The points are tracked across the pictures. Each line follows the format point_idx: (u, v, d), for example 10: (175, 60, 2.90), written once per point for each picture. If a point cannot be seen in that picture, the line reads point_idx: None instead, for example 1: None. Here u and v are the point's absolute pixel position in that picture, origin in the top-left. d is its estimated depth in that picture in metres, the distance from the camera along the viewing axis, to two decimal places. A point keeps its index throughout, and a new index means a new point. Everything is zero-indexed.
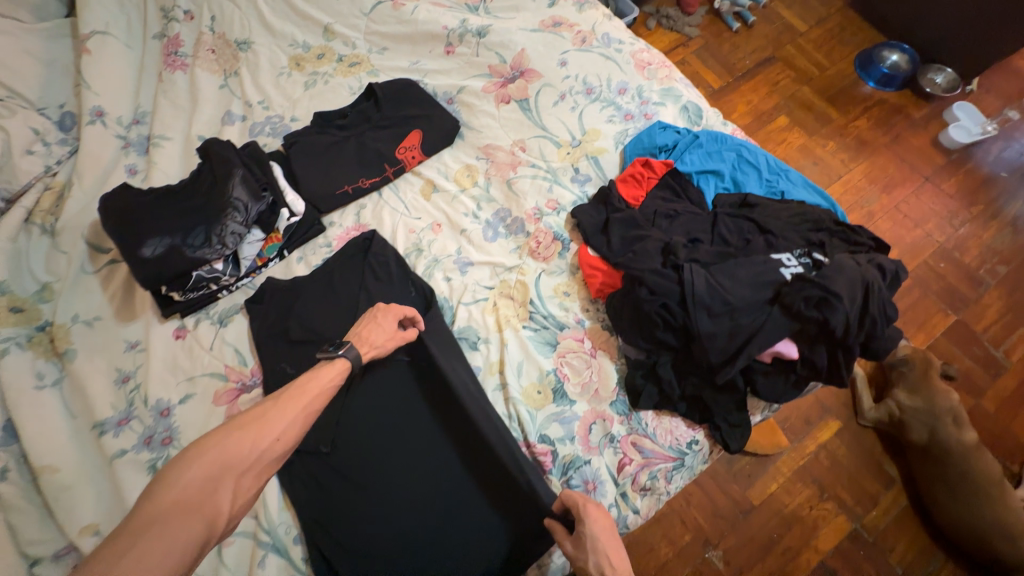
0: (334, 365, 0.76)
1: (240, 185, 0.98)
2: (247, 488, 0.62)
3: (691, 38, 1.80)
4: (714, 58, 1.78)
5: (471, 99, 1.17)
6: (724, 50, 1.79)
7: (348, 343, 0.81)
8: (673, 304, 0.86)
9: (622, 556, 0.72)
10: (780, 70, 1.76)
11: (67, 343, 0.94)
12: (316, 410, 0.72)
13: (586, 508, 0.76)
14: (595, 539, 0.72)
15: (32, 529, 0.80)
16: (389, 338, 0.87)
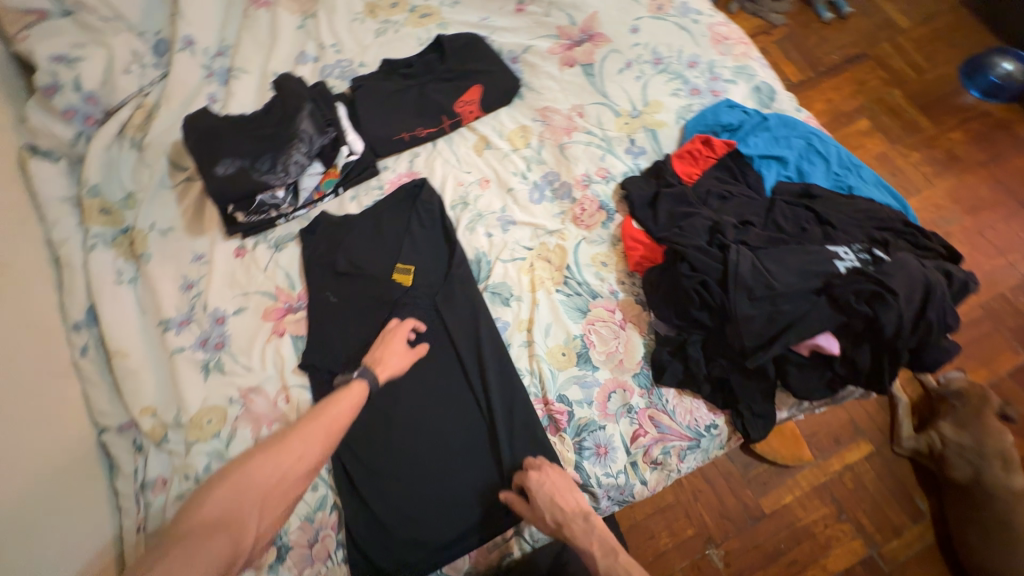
0: (350, 390, 0.81)
1: (307, 119, 1.06)
2: (272, 510, 0.67)
3: (776, 25, 1.70)
4: (797, 49, 1.67)
5: (536, 59, 1.16)
6: (811, 42, 1.67)
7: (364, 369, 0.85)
8: (713, 282, 0.84)
9: (573, 500, 0.78)
10: (870, 69, 1.62)
11: (144, 247, 1.04)
12: (338, 431, 0.77)
13: (528, 477, 0.79)
14: (544, 498, 0.77)
15: (103, 401, 0.92)
16: (403, 356, 0.90)
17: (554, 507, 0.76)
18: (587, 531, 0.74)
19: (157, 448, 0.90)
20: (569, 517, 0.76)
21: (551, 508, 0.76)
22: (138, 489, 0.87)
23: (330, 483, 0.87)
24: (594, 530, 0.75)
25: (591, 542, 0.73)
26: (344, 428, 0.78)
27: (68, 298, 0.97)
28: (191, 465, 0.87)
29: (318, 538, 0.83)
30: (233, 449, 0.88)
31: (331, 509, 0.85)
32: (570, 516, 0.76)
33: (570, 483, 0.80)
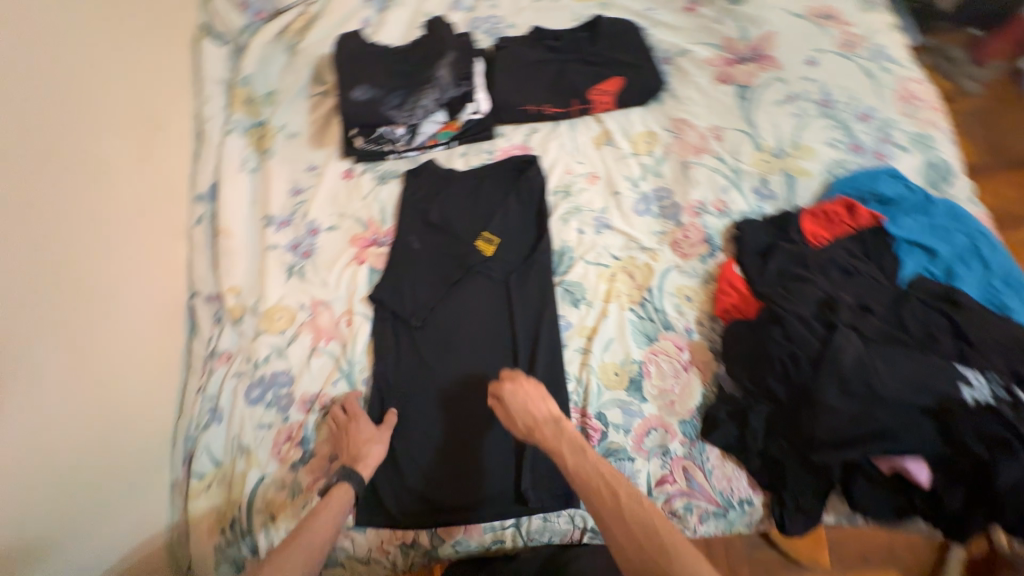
0: (331, 498, 0.74)
1: (447, 66, 1.07)
2: None
3: (968, 95, 1.47)
4: (989, 129, 1.43)
5: (690, 65, 1.08)
6: (1009, 126, 1.42)
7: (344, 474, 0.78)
8: (805, 358, 0.76)
9: (544, 409, 0.76)
10: None
11: (270, 145, 1.13)
12: (322, 548, 0.67)
13: (501, 388, 0.78)
14: (516, 408, 0.76)
15: (202, 269, 1.03)
16: (375, 433, 0.85)
17: (526, 417, 0.75)
18: (557, 435, 0.72)
19: (232, 325, 0.99)
20: (541, 423, 0.74)
21: (523, 416, 0.75)
22: (208, 354, 0.97)
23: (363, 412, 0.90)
24: (564, 434, 0.73)
25: (562, 444, 0.72)
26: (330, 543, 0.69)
27: (199, 171, 1.09)
28: (255, 351, 0.95)
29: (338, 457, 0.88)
30: (292, 349, 0.96)
31: None
32: (543, 422, 0.74)
33: (544, 393, 0.78)
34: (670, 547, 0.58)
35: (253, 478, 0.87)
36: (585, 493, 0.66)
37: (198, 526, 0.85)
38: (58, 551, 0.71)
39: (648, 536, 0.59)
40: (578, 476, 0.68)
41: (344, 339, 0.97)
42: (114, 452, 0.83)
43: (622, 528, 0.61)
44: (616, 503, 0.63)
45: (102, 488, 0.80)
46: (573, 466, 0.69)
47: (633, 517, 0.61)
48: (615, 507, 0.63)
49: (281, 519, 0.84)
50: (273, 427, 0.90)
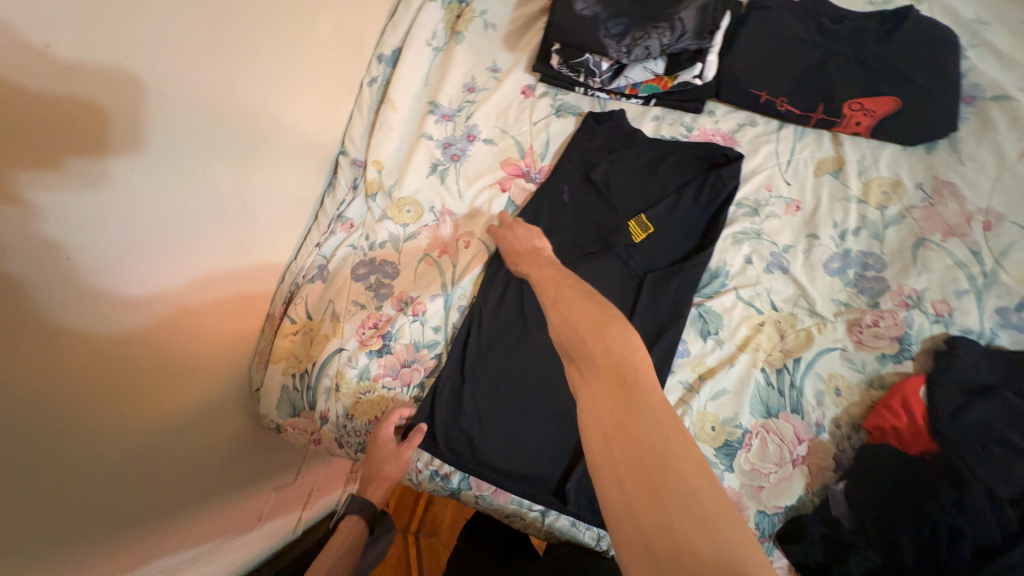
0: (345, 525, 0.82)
1: (694, 11, 0.87)
2: None
3: None
4: None
5: (1003, 117, 0.80)
6: None
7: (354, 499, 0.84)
8: (968, 540, 0.62)
9: (529, 241, 0.82)
10: None
11: (464, 28, 1.03)
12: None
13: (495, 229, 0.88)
14: (505, 240, 0.85)
15: (358, 132, 1.02)
16: (392, 458, 0.82)
17: (512, 247, 0.83)
18: (532, 261, 0.74)
19: (365, 197, 0.99)
20: (523, 256, 0.80)
21: (510, 248, 0.83)
22: (335, 216, 0.99)
23: (447, 338, 0.89)
24: (539, 256, 0.76)
25: (533, 267, 0.72)
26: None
27: (390, 31, 1.03)
28: (375, 232, 0.95)
29: (410, 365, 0.88)
30: (406, 246, 0.94)
31: (433, 355, 0.89)
32: (521, 252, 0.78)
33: (535, 232, 0.83)
34: (594, 317, 0.50)
35: (332, 347, 0.89)
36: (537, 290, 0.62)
37: (276, 362, 0.92)
38: (182, 339, 0.77)
39: (577, 310, 0.53)
40: (536, 279, 0.65)
41: (457, 258, 0.93)
42: (245, 273, 0.87)
43: (554, 306, 0.55)
44: (556, 293, 0.58)
45: (225, 301, 0.84)
46: (535, 274, 0.68)
47: (567, 300, 0.55)
48: (552, 297, 0.57)
49: (342, 393, 0.88)
50: (364, 309, 0.91)
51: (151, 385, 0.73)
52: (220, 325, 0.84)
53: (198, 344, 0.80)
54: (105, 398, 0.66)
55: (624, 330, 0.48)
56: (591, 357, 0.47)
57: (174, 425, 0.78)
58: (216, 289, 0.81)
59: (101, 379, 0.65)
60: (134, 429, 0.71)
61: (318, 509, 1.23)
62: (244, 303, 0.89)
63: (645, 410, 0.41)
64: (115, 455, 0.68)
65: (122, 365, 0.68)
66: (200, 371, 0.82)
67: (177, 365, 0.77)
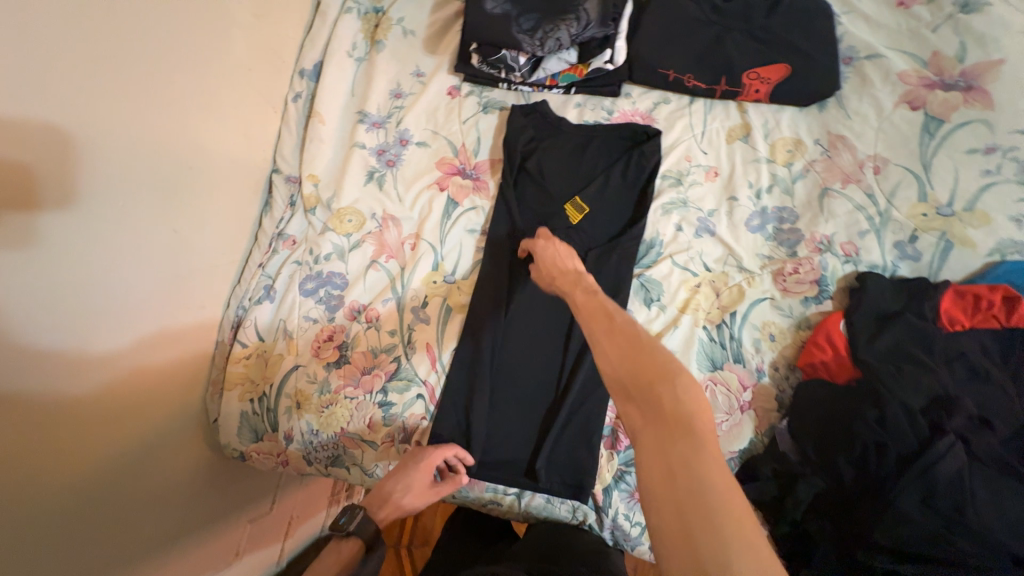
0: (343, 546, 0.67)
1: (596, 1, 0.92)
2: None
3: None
4: None
5: (874, 74, 0.89)
6: None
7: (357, 514, 0.72)
8: (892, 453, 0.68)
9: (570, 263, 0.77)
10: None
11: (383, 37, 1.05)
12: None
13: (534, 243, 0.82)
14: (541, 259, 0.80)
15: (288, 149, 1.01)
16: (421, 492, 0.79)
17: (548, 266, 0.78)
18: (576, 283, 0.71)
19: (304, 213, 0.98)
20: (563, 277, 0.74)
21: (546, 266, 0.78)
22: (275, 234, 0.98)
23: (405, 341, 0.89)
24: (582, 281, 0.71)
25: (575, 288, 0.69)
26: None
27: (308, 46, 1.03)
28: (319, 245, 0.95)
29: (370, 372, 0.88)
30: (352, 255, 0.94)
31: (392, 358, 0.88)
32: (561, 270, 0.75)
33: (573, 255, 0.80)
34: (661, 362, 0.52)
35: (289, 364, 0.89)
36: (590, 318, 0.62)
37: (231, 389, 0.90)
38: (117, 380, 0.73)
39: (634, 351, 0.54)
40: (585, 306, 0.64)
41: (405, 261, 0.94)
42: (186, 303, 0.85)
43: (614, 344, 0.55)
44: (613, 324, 0.59)
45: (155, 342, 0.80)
46: (578, 298, 0.67)
47: (629, 334, 0.56)
48: (609, 330, 0.58)
49: (304, 410, 0.87)
50: (318, 323, 0.91)
51: (103, 430, 0.71)
52: (165, 360, 0.82)
53: (145, 380, 0.78)
54: (58, 449, 0.64)
55: (688, 379, 0.50)
56: (651, 400, 0.48)
57: (134, 467, 0.76)
58: (155, 323, 0.79)
59: (41, 437, 0.62)
60: (91, 474, 0.69)
61: (301, 537, 1.20)
62: (186, 334, 0.86)
63: (708, 456, 0.43)
64: (74, 505, 0.67)
65: (72, 412, 0.66)
66: (151, 410, 0.80)
67: (129, 406, 0.75)
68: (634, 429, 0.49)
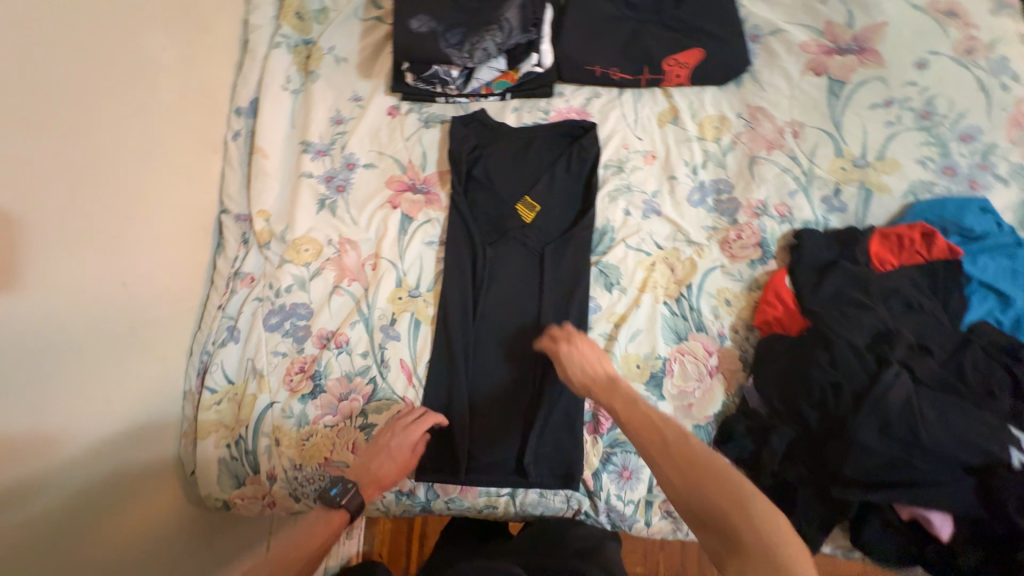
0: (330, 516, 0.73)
1: (516, 10, 0.96)
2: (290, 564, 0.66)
3: None
4: None
5: (780, 48, 0.97)
6: None
7: (351, 488, 0.75)
8: (848, 391, 0.72)
9: (605, 365, 0.76)
10: None
11: (316, 66, 1.06)
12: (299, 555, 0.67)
13: (560, 346, 0.79)
14: (570, 361, 0.77)
15: (233, 187, 1.00)
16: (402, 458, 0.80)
17: (582, 372, 0.76)
18: (616, 393, 0.70)
19: (258, 249, 0.97)
20: (601, 383, 0.73)
21: (580, 371, 0.76)
22: (231, 274, 0.96)
23: (377, 361, 0.89)
24: (619, 386, 0.72)
25: (614, 395, 0.70)
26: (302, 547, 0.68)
27: (241, 84, 1.02)
28: (279, 279, 0.94)
29: (347, 398, 0.87)
30: (314, 284, 0.94)
31: (367, 380, 0.88)
32: (594, 380, 0.74)
33: (601, 351, 0.79)
34: (733, 486, 0.55)
35: (263, 403, 0.87)
36: (642, 436, 0.63)
37: (205, 437, 0.88)
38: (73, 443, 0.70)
39: (703, 474, 0.56)
40: (631, 423, 0.65)
41: (368, 282, 0.94)
42: (142, 356, 0.83)
43: (681, 470, 0.58)
44: (667, 445, 0.60)
45: (112, 401, 0.77)
46: (620, 407, 0.68)
47: (687, 461, 0.58)
48: (664, 452, 0.60)
49: (284, 447, 0.86)
50: (287, 357, 0.90)
51: (64, 473, 0.69)
52: (124, 416, 0.80)
53: (103, 424, 0.76)
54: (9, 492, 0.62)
55: (763, 503, 0.53)
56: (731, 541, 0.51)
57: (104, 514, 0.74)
58: (109, 380, 0.77)
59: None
60: (48, 517, 0.66)
61: None
62: (146, 386, 0.84)
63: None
64: (33, 548, 0.64)
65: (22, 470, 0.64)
66: (119, 455, 0.78)
67: (91, 449, 0.74)
68: (724, 561, 0.52)
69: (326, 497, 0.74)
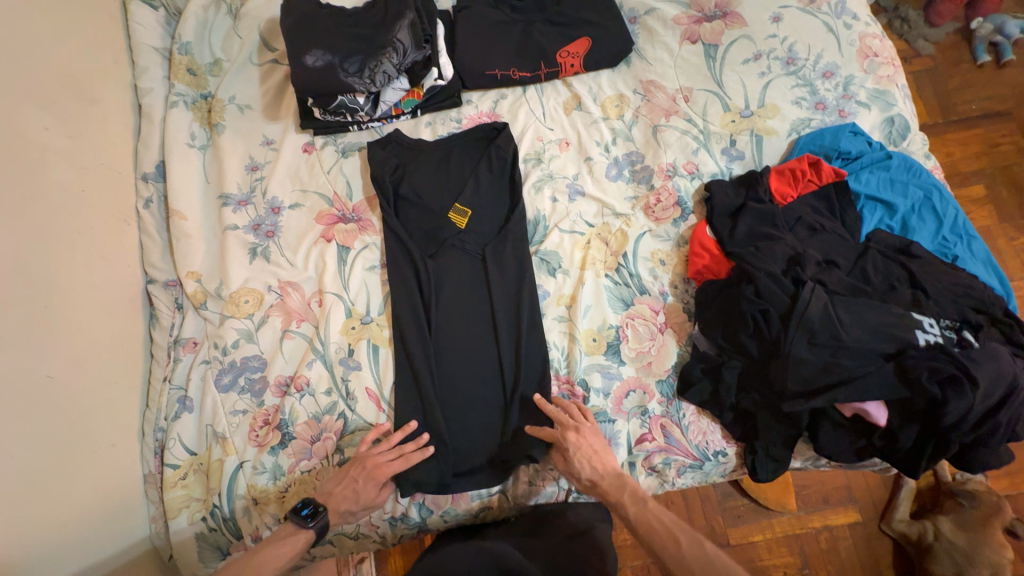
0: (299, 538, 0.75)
1: (406, 30, 0.97)
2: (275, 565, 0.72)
3: (919, 54, 1.55)
4: (933, 87, 1.53)
5: (656, 24, 1.05)
6: (952, 85, 1.53)
7: (320, 510, 0.76)
8: (775, 314, 0.80)
9: (609, 460, 0.81)
10: (1006, 131, 1.48)
11: (220, 118, 1.04)
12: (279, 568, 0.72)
13: (565, 439, 0.81)
14: (578, 457, 0.80)
15: (156, 255, 0.96)
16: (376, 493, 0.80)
17: (590, 469, 0.80)
18: (628, 496, 0.77)
19: (196, 311, 0.94)
20: (613, 488, 0.78)
21: (587, 470, 0.80)
22: (171, 343, 0.92)
23: (343, 395, 0.88)
24: (627, 486, 0.78)
25: (627, 500, 0.77)
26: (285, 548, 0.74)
27: (143, 149, 0.99)
28: (223, 336, 0.91)
29: (319, 438, 0.86)
30: (262, 334, 0.92)
31: (337, 416, 0.87)
32: (598, 473, 0.79)
33: (606, 444, 0.82)
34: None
35: (231, 465, 0.84)
36: (653, 541, 0.72)
37: (177, 515, 0.83)
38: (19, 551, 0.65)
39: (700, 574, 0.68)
40: (642, 527, 0.74)
41: (317, 320, 0.93)
42: (86, 448, 0.78)
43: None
44: (679, 551, 0.70)
45: (56, 502, 0.72)
46: (635, 515, 0.75)
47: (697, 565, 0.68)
48: (678, 558, 0.70)
49: (263, 503, 0.83)
50: (248, 413, 0.87)
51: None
52: (77, 515, 0.75)
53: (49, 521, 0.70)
54: None
55: None
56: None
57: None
58: (54, 479, 0.72)
59: None
60: None
61: None
62: (98, 477, 0.79)
63: None
64: None
65: None
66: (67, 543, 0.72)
67: (48, 553, 0.69)
68: None
69: (295, 517, 0.76)
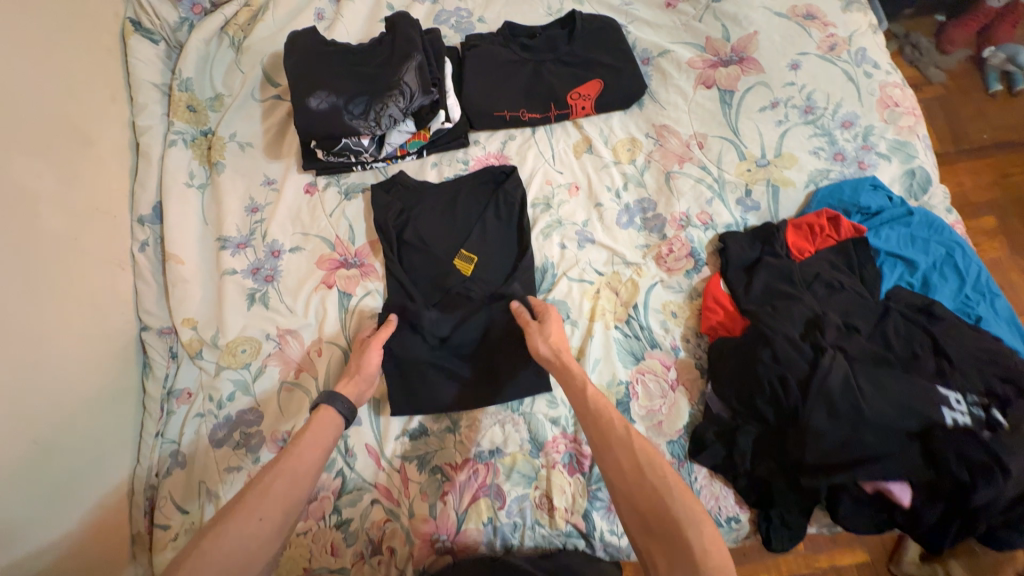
0: (329, 422, 0.78)
1: (414, 72, 0.94)
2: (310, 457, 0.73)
3: (931, 81, 1.53)
4: (946, 116, 1.50)
5: (670, 67, 1.02)
6: (966, 113, 1.50)
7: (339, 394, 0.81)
8: (794, 382, 0.76)
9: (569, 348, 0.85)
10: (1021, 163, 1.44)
11: (220, 156, 1.01)
12: (308, 469, 0.72)
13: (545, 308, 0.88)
14: (547, 330, 0.85)
15: (151, 302, 0.92)
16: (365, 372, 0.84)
17: (556, 341, 0.84)
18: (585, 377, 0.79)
19: (191, 360, 0.91)
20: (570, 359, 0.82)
21: (554, 340, 0.84)
22: (164, 395, 0.89)
23: (340, 451, 0.86)
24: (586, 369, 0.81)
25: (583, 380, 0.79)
26: (314, 450, 0.74)
27: (139, 190, 0.95)
28: (218, 389, 0.88)
29: (317, 497, 0.83)
30: (259, 385, 0.88)
31: (334, 474, 0.85)
32: (562, 347, 0.83)
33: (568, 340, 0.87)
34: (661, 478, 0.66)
35: None
36: (596, 424, 0.73)
37: None
38: None
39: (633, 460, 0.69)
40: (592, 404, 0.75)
41: (316, 370, 0.90)
42: (78, 468, 0.77)
43: (625, 458, 0.69)
44: (626, 435, 0.71)
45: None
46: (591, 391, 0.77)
47: (642, 456, 0.68)
48: (625, 440, 0.70)
49: None
50: (243, 470, 0.83)
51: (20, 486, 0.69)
52: (67, 536, 0.74)
53: None
54: None
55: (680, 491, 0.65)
56: (676, 536, 0.61)
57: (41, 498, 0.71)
58: (44, 500, 0.72)
59: None
60: None
61: None
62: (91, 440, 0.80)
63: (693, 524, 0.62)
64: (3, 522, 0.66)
65: None
66: None
67: None
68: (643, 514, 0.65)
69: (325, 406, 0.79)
